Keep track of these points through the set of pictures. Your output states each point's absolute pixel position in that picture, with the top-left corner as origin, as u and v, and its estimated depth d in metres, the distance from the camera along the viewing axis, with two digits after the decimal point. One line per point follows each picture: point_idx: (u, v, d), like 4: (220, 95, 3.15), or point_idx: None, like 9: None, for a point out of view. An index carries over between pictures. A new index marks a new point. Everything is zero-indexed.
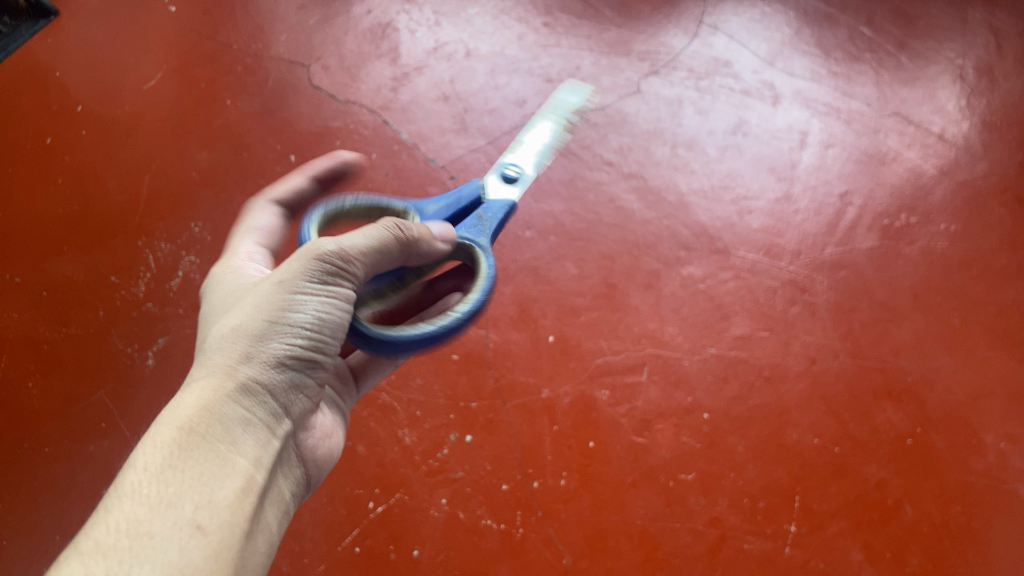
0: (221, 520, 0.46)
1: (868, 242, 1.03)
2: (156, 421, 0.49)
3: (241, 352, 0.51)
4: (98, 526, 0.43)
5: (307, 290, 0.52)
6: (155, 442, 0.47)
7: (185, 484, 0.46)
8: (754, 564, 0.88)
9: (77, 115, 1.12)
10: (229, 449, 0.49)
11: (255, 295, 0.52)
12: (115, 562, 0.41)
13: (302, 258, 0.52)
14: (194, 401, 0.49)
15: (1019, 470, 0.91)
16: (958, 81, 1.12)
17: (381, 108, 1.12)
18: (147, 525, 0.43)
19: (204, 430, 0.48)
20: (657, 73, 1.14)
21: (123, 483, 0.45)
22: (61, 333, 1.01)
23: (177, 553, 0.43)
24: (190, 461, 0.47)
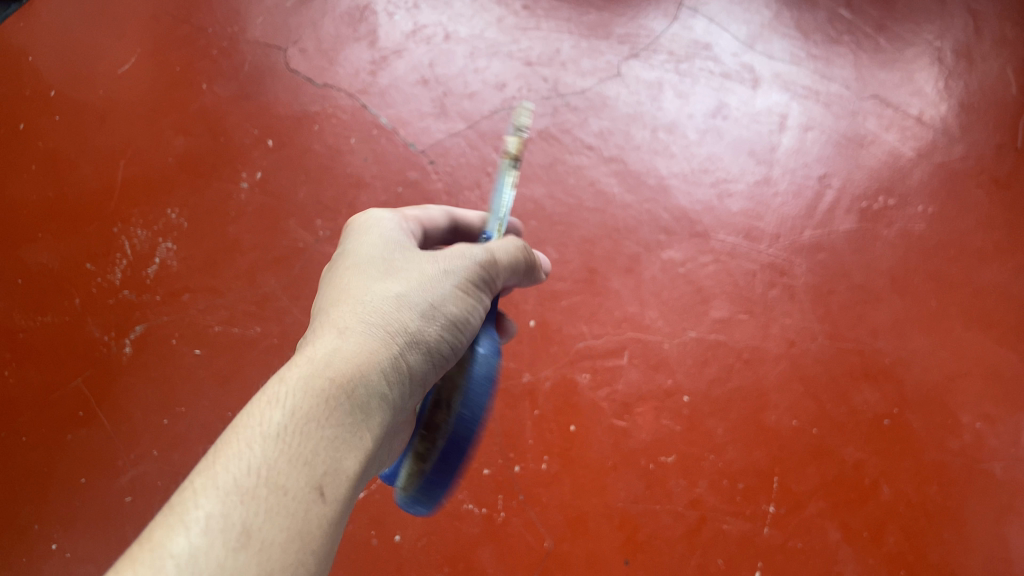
0: (344, 495, 0.42)
1: (847, 225, 1.03)
2: (302, 362, 0.45)
3: (399, 315, 0.50)
4: (236, 462, 0.39)
5: (459, 284, 0.53)
6: (304, 386, 0.43)
7: (323, 447, 0.42)
8: (733, 545, 0.89)
9: (50, 100, 1.11)
10: (366, 419, 0.45)
11: (422, 273, 0.53)
12: (250, 512, 0.37)
13: (461, 256, 0.54)
14: (346, 353, 0.46)
15: (994, 449, 0.92)
16: (937, 63, 1.12)
17: (360, 92, 1.11)
18: (284, 478, 0.39)
19: (352, 389, 0.45)
20: (637, 56, 1.13)
21: (270, 423, 0.41)
22: (37, 322, 1.00)
23: (306, 519, 0.39)
24: (335, 421, 0.43)
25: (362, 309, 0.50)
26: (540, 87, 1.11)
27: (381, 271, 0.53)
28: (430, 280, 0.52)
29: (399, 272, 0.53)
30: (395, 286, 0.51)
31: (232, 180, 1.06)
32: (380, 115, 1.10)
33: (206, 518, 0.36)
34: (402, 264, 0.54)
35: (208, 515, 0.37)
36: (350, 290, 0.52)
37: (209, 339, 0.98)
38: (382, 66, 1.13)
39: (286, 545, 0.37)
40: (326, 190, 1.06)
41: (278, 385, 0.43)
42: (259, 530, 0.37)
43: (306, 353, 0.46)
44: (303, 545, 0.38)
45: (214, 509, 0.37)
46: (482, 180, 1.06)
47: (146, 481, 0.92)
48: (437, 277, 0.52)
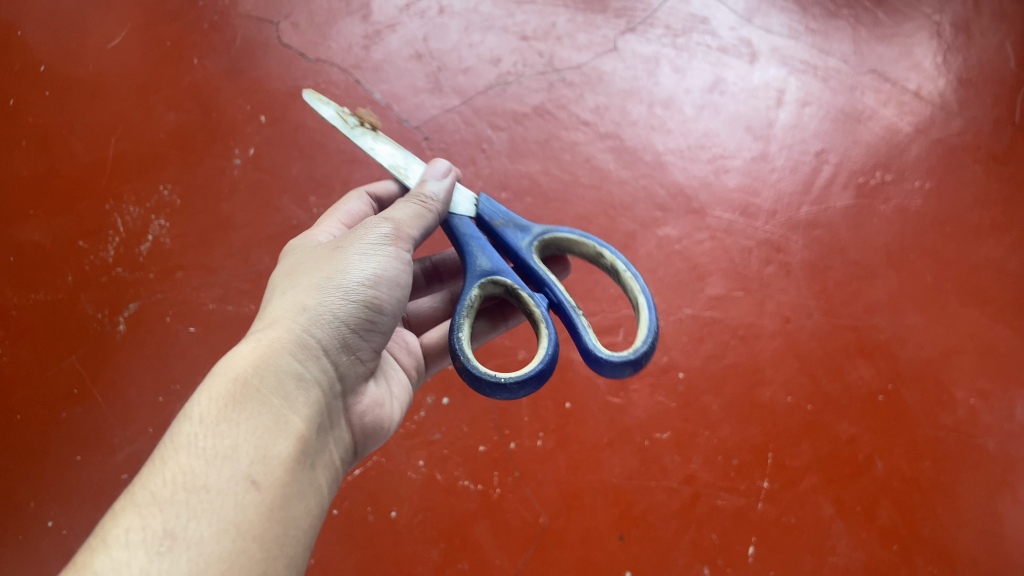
0: (275, 478, 0.44)
1: (844, 201, 1.03)
2: (209, 378, 0.49)
3: (299, 308, 0.54)
4: (153, 478, 0.41)
5: (366, 253, 0.57)
6: (210, 394, 0.47)
7: (240, 438, 0.44)
8: (728, 520, 0.89)
9: (40, 75, 1.09)
10: (282, 405, 0.48)
11: (321, 265, 0.57)
12: (172, 515, 0.40)
13: (367, 229, 0.58)
14: (250, 355, 0.50)
15: (989, 425, 0.92)
16: (935, 37, 1.11)
17: (353, 67, 1.10)
18: (203, 478, 0.42)
19: (259, 383, 0.48)
20: (634, 30, 1.12)
21: (178, 434, 0.44)
22: (29, 299, 1.00)
23: (232, 508, 0.41)
24: (246, 414, 0.46)
25: (269, 318, 0.54)
26: (536, 62, 1.10)
27: (287, 283, 0.58)
28: (333, 266, 0.57)
29: (301, 273, 0.58)
30: (299, 287, 0.56)
31: (225, 156, 1.05)
32: (374, 90, 1.08)
33: (126, 533, 0.38)
34: (306, 268, 0.58)
35: (129, 530, 0.39)
36: (264, 311, 0.56)
37: (203, 317, 0.98)
38: (376, 41, 1.12)
39: (218, 537, 0.40)
40: (320, 167, 1.05)
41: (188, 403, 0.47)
42: (184, 530, 0.39)
43: (214, 369, 0.50)
44: (237, 534, 0.40)
45: (134, 524, 0.39)
46: (477, 156, 1.05)
47: (141, 458, 0.92)
48: (337, 261, 0.57)
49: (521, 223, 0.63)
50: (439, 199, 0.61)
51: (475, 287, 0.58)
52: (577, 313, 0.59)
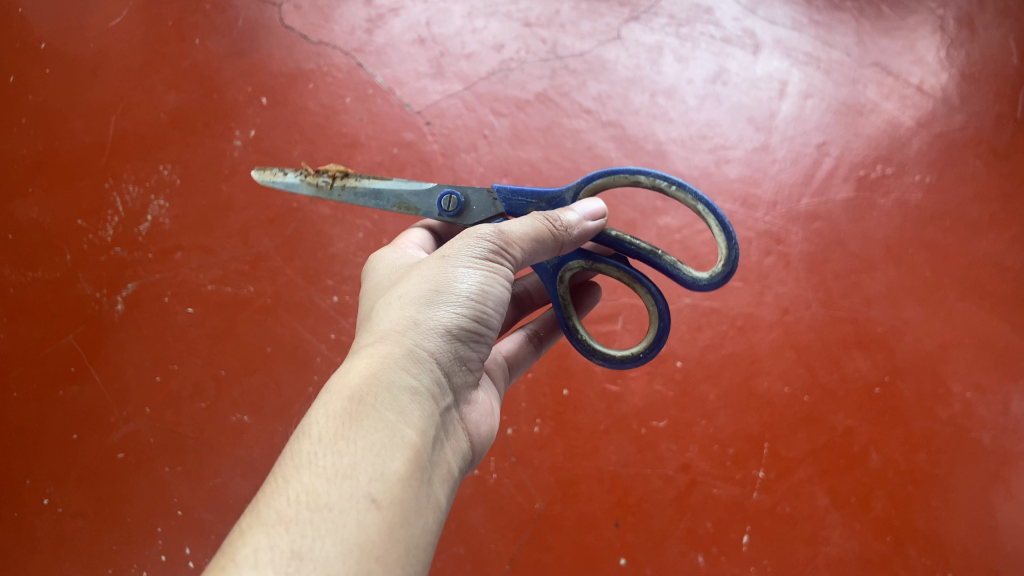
0: (394, 494, 0.42)
1: (844, 193, 1.02)
2: (322, 394, 0.46)
3: (405, 318, 0.50)
4: (277, 497, 0.40)
5: (471, 264, 0.52)
6: (326, 412, 0.45)
7: (359, 456, 0.42)
8: (723, 508, 0.90)
9: (40, 53, 1.08)
10: (397, 419, 0.45)
11: (422, 270, 0.53)
12: (298, 535, 0.38)
13: (471, 237, 0.53)
14: (361, 370, 0.47)
15: (983, 419, 0.93)
16: (938, 32, 1.08)
17: (355, 50, 1.08)
18: (325, 497, 0.40)
19: (373, 399, 0.45)
20: (637, 19, 1.09)
21: (298, 454, 0.42)
22: (28, 277, 1.00)
23: (355, 528, 0.40)
24: (362, 429, 0.44)
25: (375, 328, 0.51)
26: (539, 48, 1.09)
27: (394, 287, 0.55)
28: (436, 273, 0.52)
29: (402, 280, 0.55)
30: (402, 296, 0.52)
31: (225, 137, 1.04)
32: (376, 74, 1.07)
33: (255, 553, 0.37)
34: (409, 275, 0.55)
35: (257, 549, 0.38)
36: (368, 322, 0.53)
37: (201, 297, 0.98)
38: (378, 24, 1.09)
39: (343, 558, 0.38)
40: (320, 149, 1.04)
41: (305, 419, 0.45)
42: (311, 550, 0.38)
43: (327, 385, 0.47)
44: (361, 554, 0.39)
45: (261, 543, 0.38)
46: (478, 142, 1.05)
47: (138, 438, 0.94)
48: (441, 267, 0.53)
49: (553, 196, 0.61)
50: (557, 218, 0.56)
51: (560, 287, 0.64)
52: (659, 256, 0.60)
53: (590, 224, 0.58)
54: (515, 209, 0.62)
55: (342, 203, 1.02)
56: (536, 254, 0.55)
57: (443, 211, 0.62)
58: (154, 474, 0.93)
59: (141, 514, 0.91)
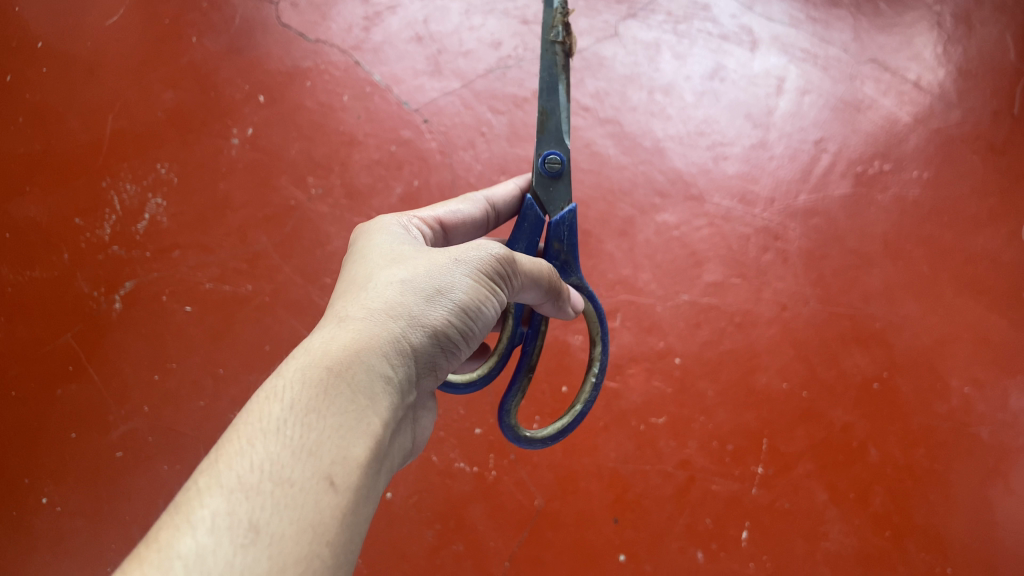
0: (356, 483, 0.39)
1: (842, 189, 1.02)
2: (298, 359, 0.43)
3: (400, 304, 0.47)
4: (239, 459, 0.37)
5: (477, 273, 0.49)
6: (301, 378, 0.41)
7: (329, 434, 0.39)
8: (722, 504, 0.90)
9: (37, 52, 1.07)
10: (371, 405, 0.42)
11: (426, 259, 0.49)
12: (257, 506, 0.35)
13: (484, 247, 0.50)
14: (345, 345, 0.43)
15: (982, 414, 0.93)
16: (936, 28, 1.08)
17: (352, 48, 1.07)
18: (289, 470, 0.37)
19: (352, 378, 0.42)
20: (635, 16, 1.09)
21: (268, 418, 0.39)
22: (26, 276, 1.00)
23: (314, 510, 0.37)
24: (337, 407, 0.41)
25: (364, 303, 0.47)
26: (537, 46, 1.08)
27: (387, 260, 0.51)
28: (439, 268, 0.49)
29: (399, 258, 0.51)
30: (399, 278, 0.48)
31: (223, 135, 1.04)
32: (374, 72, 1.07)
33: (212, 517, 0.35)
34: (407, 256, 0.51)
35: (214, 514, 0.35)
36: (352, 290, 0.49)
37: (200, 296, 0.98)
38: (375, 22, 1.09)
39: (298, 538, 0.35)
40: (318, 148, 1.04)
41: (277, 380, 0.42)
42: (268, 524, 0.35)
43: (305, 350, 0.43)
44: (316, 537, 0.36)
45: (219, 507, 0.35)
46: (476, 140, 1.05)
47: (136, 436, 0.94)
48: (445, 264, 0.49)
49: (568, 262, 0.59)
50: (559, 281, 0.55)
51: None
52: (526, 376, 0.58)
53: (568, 309, 0.57)
54: (555, 229, 0.58)
55: (340, 201, 1.02)
56: (530, 290, 0.53)
57: (544, 163, 0.58)
58: (153, 472, 0.93)
59: (140, 512, 0.92)
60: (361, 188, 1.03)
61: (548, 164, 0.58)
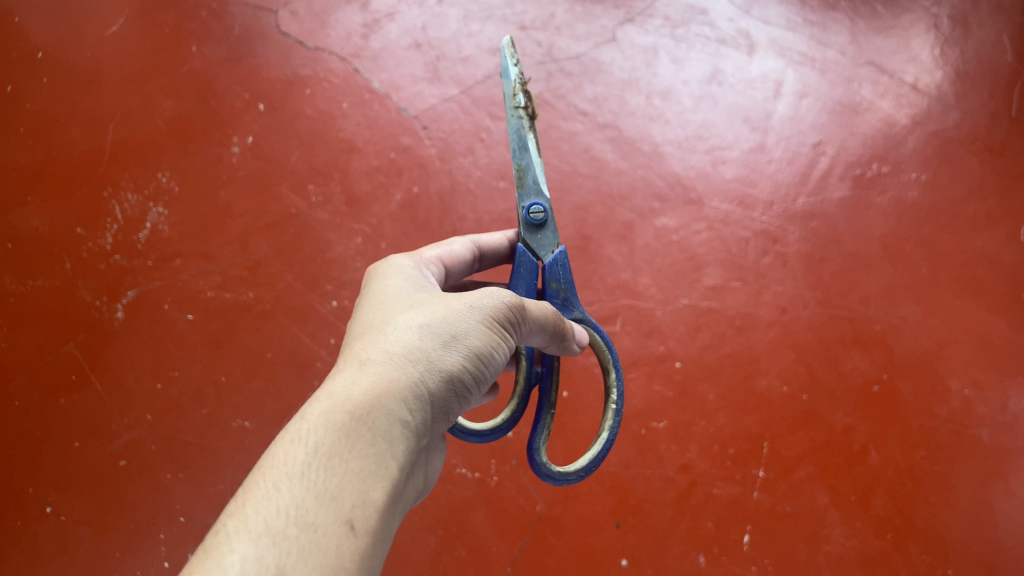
0: (374, 528, 0.39)
1: (840, 192, 1.03)
2: (318, 402, 0.42)
3: (417, 349, 0.46)
4: (265, 502, 0.36)
5: (493, 321, 0.49)
6: (324, 423, 0.41)
7: (349, 479, 0.39)
8: (723, 509, 0.91)
9: (37, 62, 1.08)
10: (389, 451, 0.42)
11: (444, 303, 0.49)
12: (283, 551, 0.35)
13: (498, 294, 0.50)
14: (364, 389, 0.43)
15: (982, 415, 0.94)
16: (933, 30, 1.08)
17: (351, 55, 1.08)
18: (313, 514, 0.37)
19: (371, 424, 0.42)
20: (632, 21, 1.09)
21: (292, 461, 0.39)
22: (28, 286, 1.01)
23: (337, 556, 0.36)
24: (358, 451, 0.40)
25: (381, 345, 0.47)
26: (534, 52, 1.08)
27: (402, 303, 0.51)
28: (457, 314, 0.49)
29: (416, 301, 0.51)
30: (416, 322, 0.48)
31: (223, 143, 1.04)
32: (373, 79, 1.07)
33: (241, 561, 0.33)
34: (423, 301, 0.51)
35: (243, 559, 0.34)
36: (367, 331, 0.49)
37: (201, 304, 0.99)
38: (374, 30, 1.09)
39: None
40: (318, 155, 1.04)
41: (300, 421, 0.41)
42: (295, 569, 0.34)
43: (325, 392, 0.43)
44: None
45: (247, 551, 0.34)
46: (476, 145, 1.05)
47: (139, 445, 0.94)
48: (462, 309, 0.49)
49: (569, 298, 0.58)
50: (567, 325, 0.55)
51: None
52: (549, 413, 0.55)
53: (572, 346, 0.55)
54: (550, 271, 0.58)
55: (341, 208, 1.02)
56: (537, 334, 0.52)
57: (527, 215, 0.58)
58: (156, 480, 0.93)
59: (143, 520, 0.92)
60: (361, 195, 1.03)
61: (531, 215, 0.58)
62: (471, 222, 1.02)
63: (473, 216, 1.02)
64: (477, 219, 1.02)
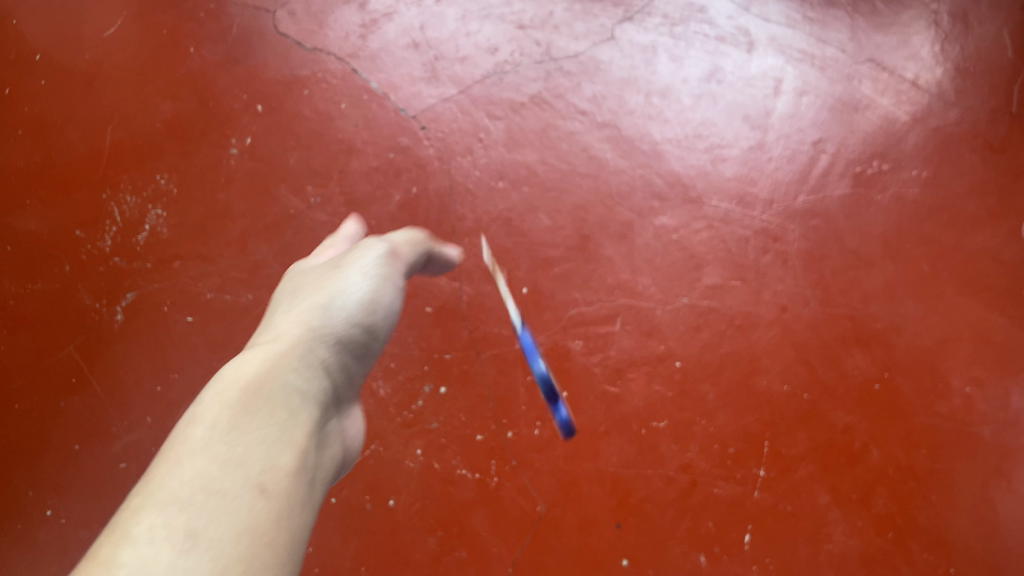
0: (284, 485, 0.45)
1: (840, 190, 1.02)
2: (215, 385, 0.52)
3: (309, 323, 0.58)
4: (170, 479, 0.43)
5: (364, 282, 0.62)
6: (219, 402, 0.49)
7: (250, 445, 0.46)
8: (724, 508, 0.91)
9: (36, 64, 1.08)
10: (294, 415, 0.50)
11: (332, 286, 0.62)
12: (194, 515, 0.41)
13: (364, 262, 0.64)
14: (255, 362, 0.54)
15: (984, 413, 0.94)
16: (933, 27, 1.07)
17: (349, 56, 1.08)
18: (218, 481, 0.43)
19: (269, 392, 0.51)
20: (631, 19, 1.09)
21: (193, 438, 0.46)
22: (28, 289, 1.01)
23: (246, 512, 0.42)
24: (256, 423, 0.48)
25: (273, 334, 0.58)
26: (533, 51, 1.08)
27: (283, 315, 0.62)
28: (335, 289, 0.61)
29: (307, 294, 0.62)
30: (301, 308, 0.60)
31: (222, 145, 1.04)
32: (371, 79, 1.07)
33: (151, 529, 0.40)
34: (309, 293, 0.63)
35: (151, 527, 0.40)
36: (268, 327, 0.61)
37: (200, 306, 0.99)
38: (372, 29, 1.09)
39: (237, 539, 0.41)
40: (317, 156, 1.04)
41: (190, 417, 0.49)
42: (205, 529, 0.41)
43: (221, 378, 0.52)
44: (252, 537, 0.41)
45: (156, 521, 0.41)
46: (474, 146, 1.05)
47: (139, 447, 0.94)
48: (342, 286, 0.62)
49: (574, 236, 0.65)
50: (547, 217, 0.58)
51: None
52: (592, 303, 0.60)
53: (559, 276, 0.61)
54: None
55: (340, 209, 1.02)
56: (378, 285, 0.63)
57: None
58: None
59: None
60: (360, 196, 1.03)
61: None
62: (470, 222, 1.01)
63: (472, 215, 1.02)
64: (477, 219, 1.02)
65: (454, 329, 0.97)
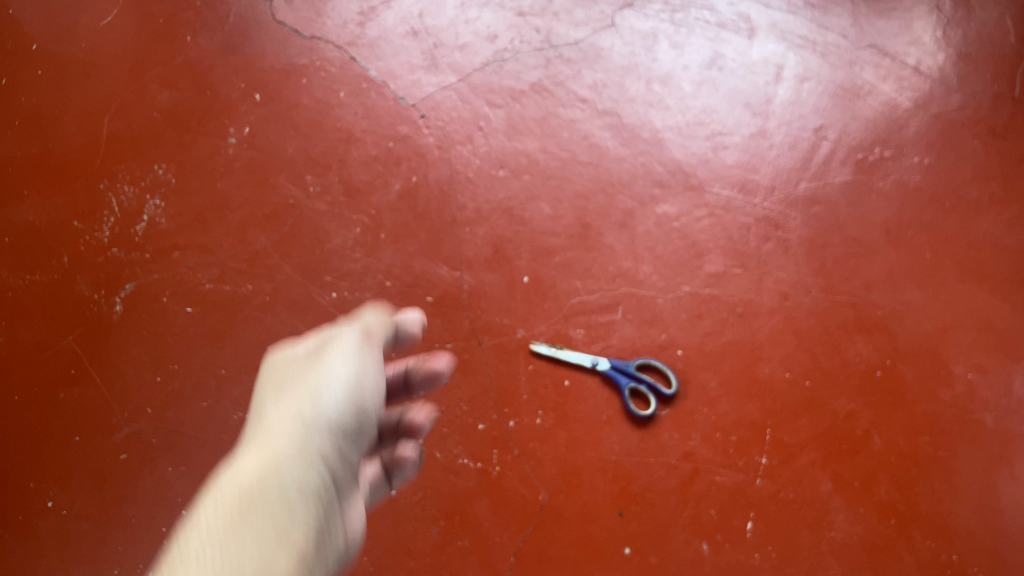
0: None
1: (842, 176, 1.02)
2: (214, 494, 0.59)
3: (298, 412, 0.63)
4: None
5: (348, 362, 0.65)
6: (215, 513, 0.57)
7: (244, 553, 0.54)
8: (726, 495, 0.91)
9: (31, 54, 1.07)
10: (285, 516, 0.58)
11: (314, 369, 0.65)
12: None
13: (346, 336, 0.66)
14: (251, 468, 0.60)
15: (985, 400, 0.93)
16: (935, 11, 1.06)
17: (347, 44, 1.06)
18: None
19: (261, 499, 0.58)
20: (631, 5, 1.08)
21: (190, 552, 0.54)
22: (26, 280, 1.01)
23: None
24: (247, 533, 0.55)
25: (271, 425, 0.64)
26: (533, 38, 1.07)
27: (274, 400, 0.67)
28: (321, 371, 0.65)
29: (296, 376, 0.66)
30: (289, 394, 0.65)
31: (220, 135, 1.04)
32: (369, 68, 1.06)
33: None
34: (295, 374, 0.67)
35: None
36: (264, 415, 0.66)
37: (200, 297, 0.98)
38: (370, 17, 1.07)
39: None
40: (316, 145, 1.03)
41: (192, 528, 0.56)
42: None
43: (218, 485, 0.59)
44: None
45: None
46: (474, 134, 1.04)
47: (140, 438, 0.95)
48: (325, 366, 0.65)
49: None
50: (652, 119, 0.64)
51: None
52: None
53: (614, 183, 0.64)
54: None
55: (339, 199, 1.02)
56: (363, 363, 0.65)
57: None
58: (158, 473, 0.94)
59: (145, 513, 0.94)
60: (359, 185, 1.02)
61: None
62: (470, 212, 1.01)
63: (473, 204, 1.01)
64: (477, 208, 1.01)
65: (456, 319, 0.98)
